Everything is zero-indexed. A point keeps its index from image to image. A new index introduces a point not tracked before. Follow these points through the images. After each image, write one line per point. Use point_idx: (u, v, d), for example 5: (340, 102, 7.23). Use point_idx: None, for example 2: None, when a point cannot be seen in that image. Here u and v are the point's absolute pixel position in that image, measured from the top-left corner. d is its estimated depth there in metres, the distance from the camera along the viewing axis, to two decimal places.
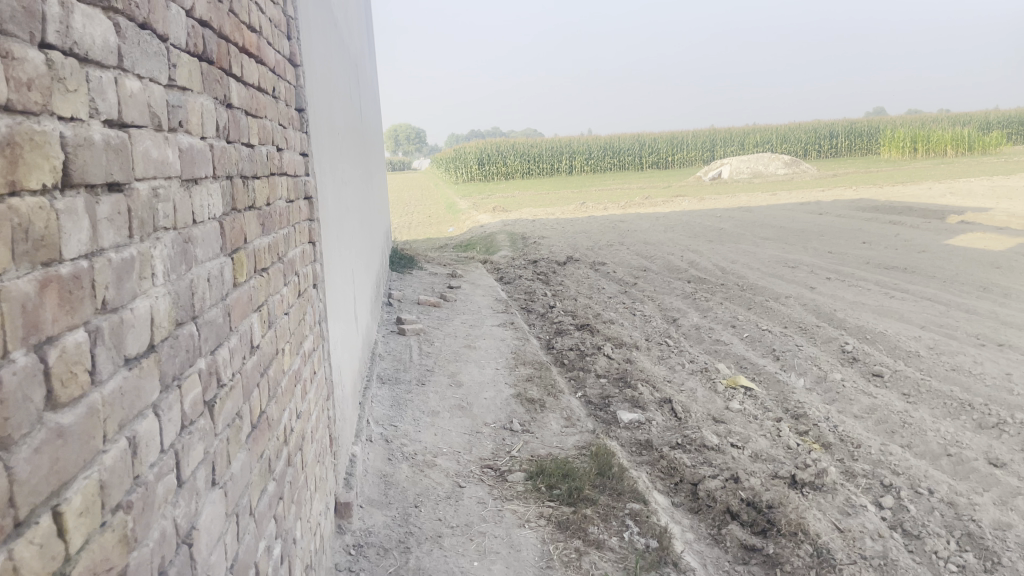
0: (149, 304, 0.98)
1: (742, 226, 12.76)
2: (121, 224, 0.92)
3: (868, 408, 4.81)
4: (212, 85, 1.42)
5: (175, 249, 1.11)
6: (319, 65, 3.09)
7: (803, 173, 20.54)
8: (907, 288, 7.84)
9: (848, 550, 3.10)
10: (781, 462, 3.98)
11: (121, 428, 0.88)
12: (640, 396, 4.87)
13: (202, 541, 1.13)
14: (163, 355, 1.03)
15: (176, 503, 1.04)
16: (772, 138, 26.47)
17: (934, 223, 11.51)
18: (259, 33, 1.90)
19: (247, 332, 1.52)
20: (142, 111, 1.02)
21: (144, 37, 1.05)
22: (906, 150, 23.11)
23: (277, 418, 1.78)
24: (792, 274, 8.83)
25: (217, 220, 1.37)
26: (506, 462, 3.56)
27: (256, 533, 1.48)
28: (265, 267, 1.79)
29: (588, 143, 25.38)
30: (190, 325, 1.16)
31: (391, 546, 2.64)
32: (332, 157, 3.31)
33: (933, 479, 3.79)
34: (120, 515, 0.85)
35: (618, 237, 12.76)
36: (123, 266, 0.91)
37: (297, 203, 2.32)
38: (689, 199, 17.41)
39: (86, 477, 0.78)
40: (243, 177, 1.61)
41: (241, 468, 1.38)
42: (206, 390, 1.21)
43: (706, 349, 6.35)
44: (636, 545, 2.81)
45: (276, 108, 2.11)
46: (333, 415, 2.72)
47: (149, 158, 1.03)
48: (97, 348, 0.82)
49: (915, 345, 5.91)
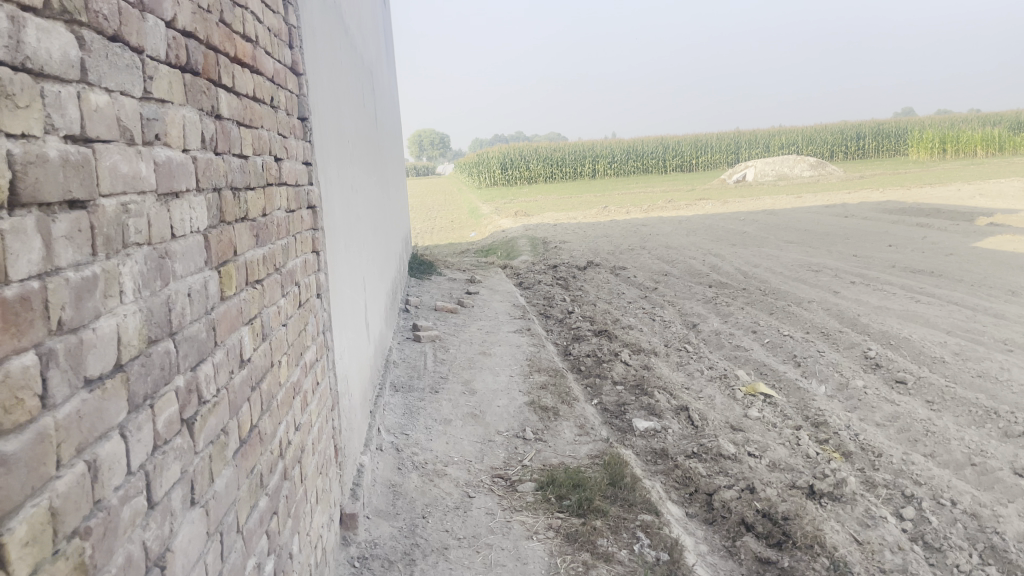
0: (115, 323, 0.96)
1: (766, 230, 12.63)
2: (81, 241, 0.90)
3: (890, 416, 4.71)
4: (197, 96, 1.40)
5: (148, 264, 1.09)
6: (325, 72, 3.07)
7: (828, 174, 20.31)
8: (934, 292, 7.69)
9: (866, 564, 3.02)
10: (800, 471, 3.90)
11: (79, 451, 0.85)
12: (656, 403, 4.81)
13: (177, 562, 1.11)
14: (132, 374, 1.01)
15: (146, 526, 1.01)
16: (798, 140, 26.18)
17: (963, 225, 11.31)
18: (255, 42, 1.89)
19: (235, 346, 1.51)
20: (110, 125, 1.00)
21: (114, 50, 1.03)
22: (934, 151, 22.76)
23: (272, 432, 1.77)
24: (815, 279, 8.71)
25: (201, 233, 1.35)
26: (518, 471, 3.52)
27: (244, 551, 1.47)
28: (259, 279, 1.77)
29: (611, 147, 25.29)
30: (167, 342, 1.14)
31: (397, 558, 2.62)
32: (339, 162, 3.30)
33: (956, 490, 3.69)
34: (76, 542, 0.83)
35: (640, 241, 12.68)
36: (84, 285, 0.89)
37: (298, 213, 2.31)
38: (712, 202, 17.28)
39: (35, 505, 0.75)
40: (233, 190, 1.60)
41: (225, 485, 1.37)
42: (184, 408, 1.18)
43: (726, 355, 6.27)
44: (646, 559, 2.76)
45: (275, 117, 2.09)
46: (338, 426, 2.70)
47: (118, 173, 1.01)
48: (50, 370, 0.80)
49: (941, 351, 5.79)
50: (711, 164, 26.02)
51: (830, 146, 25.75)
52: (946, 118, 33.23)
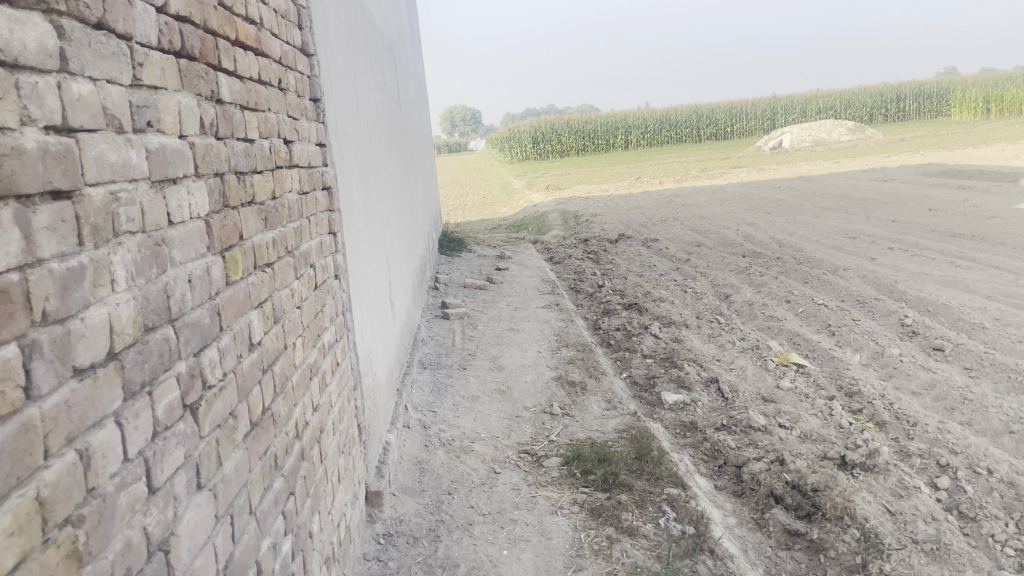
0: (107, 312, 0.97)
1: (802, 197, 12.39)
2: (65, 232, 0.90)
3: (926, 384, 4.62)
4: (194, 81, 1.40)
5: (142, 252, 1.10)
6: (338, 53, 3.04)
7: (867, 138, 19.85)
8: (975, 256, 7.49)
9: (898, 534, 2.97)
10: (832, 442, 3.84)
11: (70, 441, 0.86)
12: (685, 375, 4.77)
13: (182, 546, 1.13)
14: (128, 363, 1.01)
15: (147, 511, 1.02)
16: (835, 104, 25.60)
17: (1006, 186, 10.99)
18: (258, 25, 1.87)
19: (243, 330, 1.51)
20: (94, 114, 1.00)
21: (98, 38, 1.03)
22: (975, 110, 22.11)
23: (287, 414, 1.78)
24: (852, 245, 8.55)
25: (202, 219, 1.36)
26: (545, 447, 3.52)
27: (258, 532, 1.48)
28: (269, 263, 1.78)
29: (643, 117, 24.96)
30: (166, 329, 1.15)
31: (422, 535, 2.64)
32: (358, 144, 3.33)
33: (993, 459, 3.62)
34: (68, 530, 0.84)
35: (672, 212, 12.52)
36: (70, 276, 0.90)
37: (313, 195, 2.31)
38: (746, 170, 17.00)
39: (20, 495, 0.76)
40: (237, 174, 1.60)
41: (235, 468, 1.38)
42: (187, 393, 1.20)
43: (759, 325, 6.19)
44: (671, 533, 2.74)
45: (283, 100, 2.09)
46: (361, 404, 2.73)
47: (105, 161, 1.01)
48: (34, 361, 0.81)
49: (981, 317, 5.66)
50: (746, 131, 25.56)
51: (868, 109, 25.15)
52: (990, 76, 32.23)
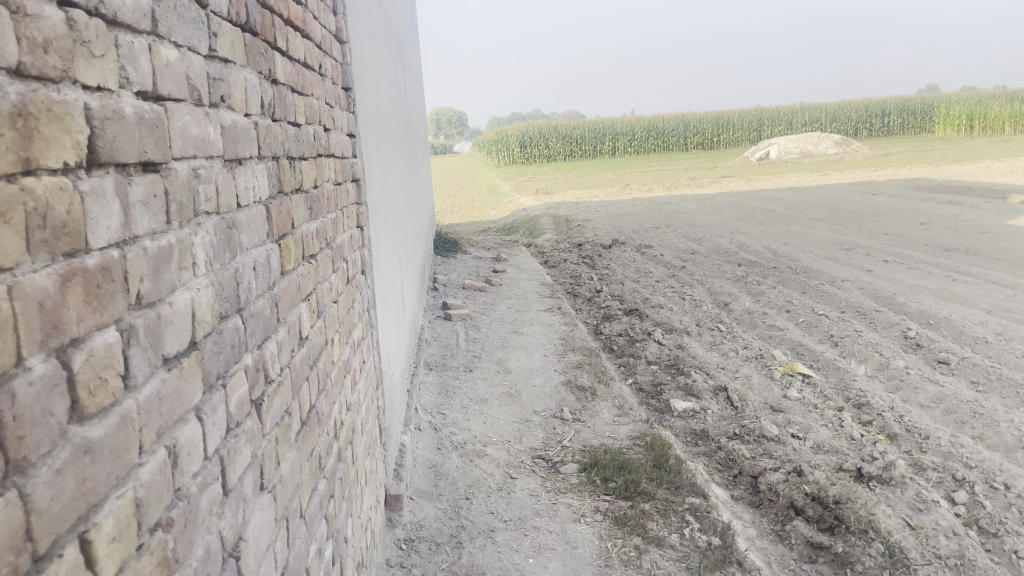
0: (190, 298, 0.89)
1: (793, 208, 12.40)
2: (157, 208, 0.83)
3: (935, 397, 4.60)
4: (256, 58, 1.32)
5: (218, 235, 1.02)
6: (364, 45, 2.97)
7: (853, 152, 19.96)
8: (971, 270, 7.51)
9: (921, 550, 2.93)
10: (845, 453, 3.80)
11: (160, 437, 0.79)
12: (693, 383, 4.72)
13: (250, 552, 1.05)
14: (206, 353, 0.93)
15: (222, 515, 0.94)
16: (822, 117, 25.74)
17: (995, 202, 11.04)
18: (305, 5, 1.79)
19: (295, 323, 1.43)
20: (180, 83, 0.92)
21: (181, 1, 0.95)
22: (960, 127, 22.35)
23: (327, 412, 1.70)
24: (847, 257, 8.55)
25: (263, 204, 1.28)
26: (559, 452, 3.45)
27: (307, 536, 1.41)
28: (313, 253, 1.70)
29: (633, 126, 24.98)
30: (236, 318, 1.07)
31: (444, 541, 2.56)
32: (378, 139, 3.25)
33: (1009, 474, 3.59)
34: (160, 535, 0.76)
35: (665, 219, 12.49)
36: (160, 256, 0.82)
37: (345, 186, 2.23)
38: (736, 179, 17.01)
39: (119, 496, 0.68)
40: (289, 159, 1.52)
41: (291, 468, 1.31)
42: (253, 388, 1.12)
43: (761, 334, 6.16)
44: (698, 543, 2.68)
45: (322, 86, 2.00)
46: (382, 405, 2.64)
47: (189, 135, 0.94)
48: (130, 348, 0.73)
49: (983, 331, 5.66)
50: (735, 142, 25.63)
51: (855, 123, 25.35)
52: (972, 94, 32.60)
